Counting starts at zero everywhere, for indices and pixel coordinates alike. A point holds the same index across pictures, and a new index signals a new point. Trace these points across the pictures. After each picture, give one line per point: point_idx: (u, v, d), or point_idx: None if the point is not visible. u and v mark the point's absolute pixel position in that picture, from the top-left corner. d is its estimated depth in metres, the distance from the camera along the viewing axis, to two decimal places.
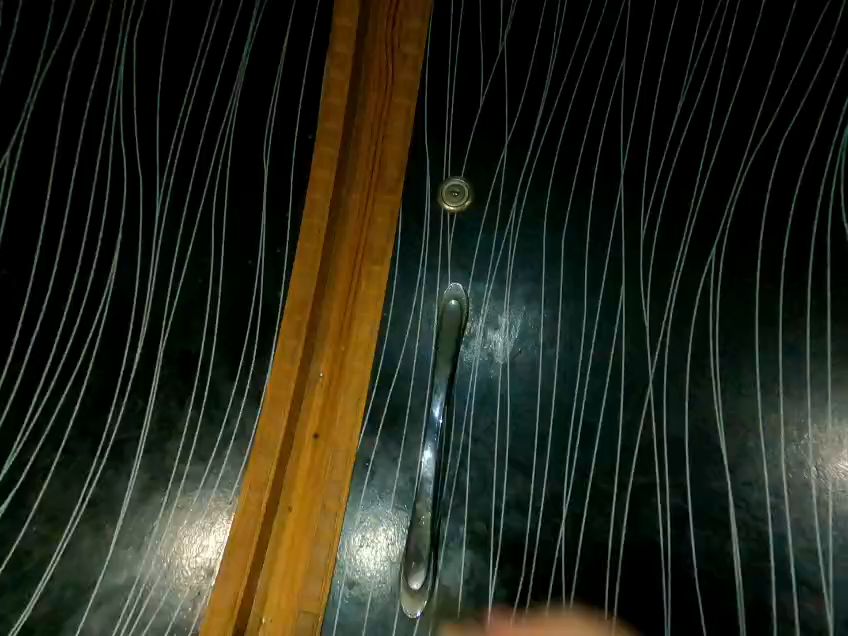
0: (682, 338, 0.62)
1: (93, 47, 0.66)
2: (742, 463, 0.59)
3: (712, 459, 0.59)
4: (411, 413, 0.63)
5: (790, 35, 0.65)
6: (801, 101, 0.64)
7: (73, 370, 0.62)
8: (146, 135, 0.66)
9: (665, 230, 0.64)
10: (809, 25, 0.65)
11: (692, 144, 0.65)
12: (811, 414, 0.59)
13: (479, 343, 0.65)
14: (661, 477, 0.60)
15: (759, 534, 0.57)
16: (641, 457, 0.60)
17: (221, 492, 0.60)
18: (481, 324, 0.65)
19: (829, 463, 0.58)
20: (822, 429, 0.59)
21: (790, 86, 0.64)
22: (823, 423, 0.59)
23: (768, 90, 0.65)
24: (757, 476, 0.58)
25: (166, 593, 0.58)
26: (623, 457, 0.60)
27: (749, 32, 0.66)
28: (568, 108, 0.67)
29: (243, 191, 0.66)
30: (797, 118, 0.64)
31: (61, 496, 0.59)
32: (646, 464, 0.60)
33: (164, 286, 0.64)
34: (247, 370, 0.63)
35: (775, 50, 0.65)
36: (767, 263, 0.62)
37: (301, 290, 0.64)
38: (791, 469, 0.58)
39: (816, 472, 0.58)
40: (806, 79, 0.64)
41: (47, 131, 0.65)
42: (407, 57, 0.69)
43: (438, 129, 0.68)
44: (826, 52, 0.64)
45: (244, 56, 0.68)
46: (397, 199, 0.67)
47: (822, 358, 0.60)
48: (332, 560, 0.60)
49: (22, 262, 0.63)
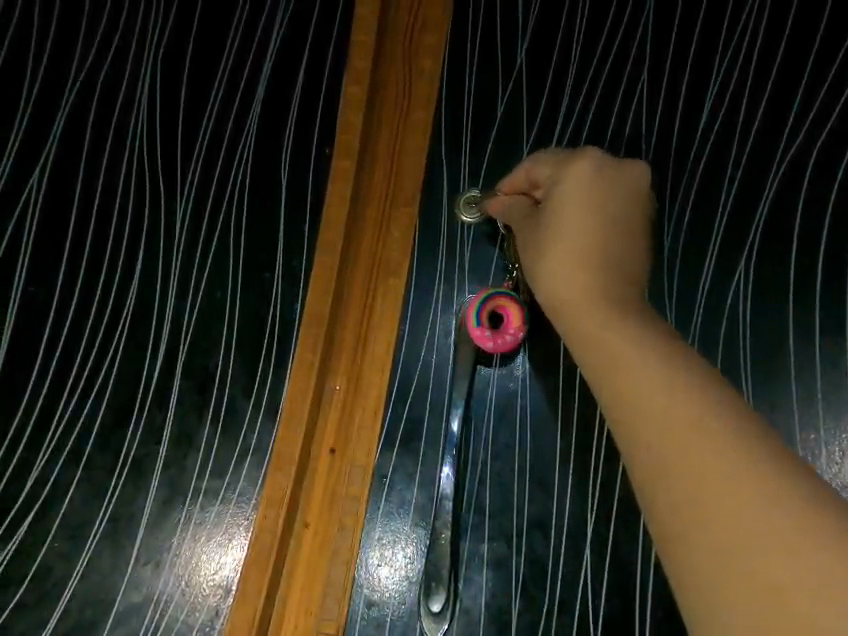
0: (711, 352, 0.60)
1: (120, 69, 0.68)
2: None
3: None
4: (429, 427, 0.62)
5: (822, 41, 0.63)
6: (835, 107, 0.62)
7: (95, 386, 0.62)
8: (169, 153, 0.67)
9: (690, 241, 0.62)
10: (843, 31, 0.63)
11: (718, 153, 0.63)
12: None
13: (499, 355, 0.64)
14: None
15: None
16: None
17: (238, 508, 0.60)
18: None
19: None
20: None
21: (822, 94, 0.62)
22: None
23: (798, 98, 0.63)
24: None
25: (183, 612, 0.57)
26: None
27: (779, 38, 0.64)
28: (588, 119, 0.66)
29: (263, 207, 0.67)
30: (830, 127, 0.62)
31: (82, 512, 0.59)
32: None
33: (183, 301, 0.65)
34: (264, 385, 0.63)
35: (807, 56, 0.63)
36: (801, 275, 0.60)
37: (318, 302, 0.63)
38: None
39: None
40: (839, 86, 0.62)
41: (74, 150, 0.66)
42: (425, 72, 0.69)
43: (456, 142, 0.68)
44: None
45: (265, 74, 0.69)
46: (414, 211, 0.67)
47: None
48: (350, 580, 0.58)
49: (48, 279, 0.64)
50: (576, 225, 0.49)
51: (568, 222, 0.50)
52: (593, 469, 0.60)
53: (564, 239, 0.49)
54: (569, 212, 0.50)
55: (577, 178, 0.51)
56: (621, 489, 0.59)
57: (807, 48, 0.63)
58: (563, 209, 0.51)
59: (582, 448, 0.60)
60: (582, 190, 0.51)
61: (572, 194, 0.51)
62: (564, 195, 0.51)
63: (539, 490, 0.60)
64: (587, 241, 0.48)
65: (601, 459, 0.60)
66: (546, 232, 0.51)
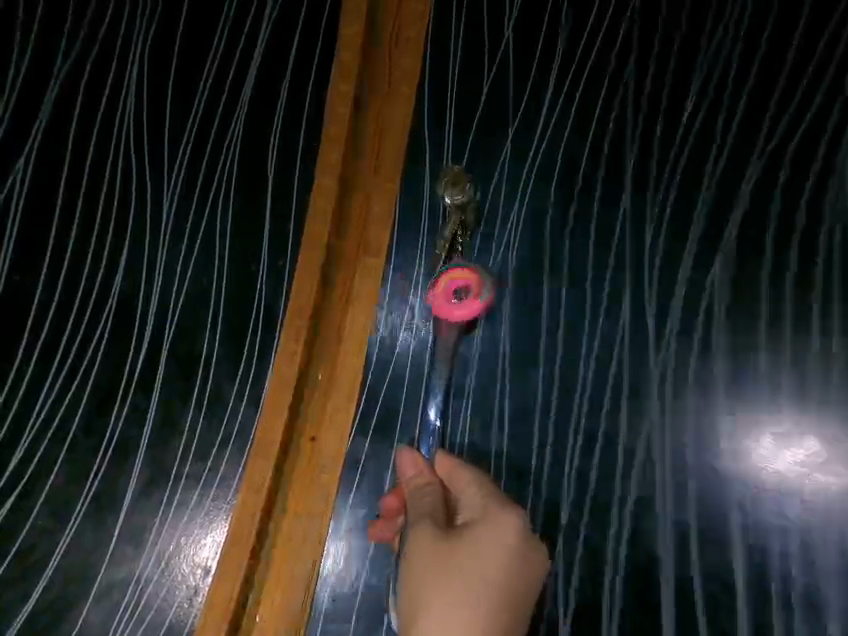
0: (677, 350, 0.63)
1: (108, 56, 0.69)
2: (732, 478, 0.59)
3: (702, 473, 0.60)
4: (406, 419, 0.64)
5: (781, 59, 0.66)
6: (792, 121, 0.65)
7: (81, 368, 0.64)
8: (156, 140, 0.68)
9: (663, 245, 0.65)
10: (801, 48, 0.66)
11: (688, 162, 0.66)
12: (801, 429, 0.59)
13: (483, 354, 0.65)
14: (653, 489, 0.60)
15: (748, 547, 0.57)
16: (634, 468, 0.60)
17: (219, 492, 0.62)
18: (484, 334, 0.66)
19: (813, 479, 0.58)
20: (810, 444, 0.59)
21: (781, 108, 0.65)
22: (810, 437, 0.59)
23: (759, 113, 0.66)
24: (746, 491, 0.59)
25: (163, 590, 0.60)
26: (617, 468, 0.61)
27: (743, 54, 0.67)
28: (567, 123, 0.68)
29: (248, 198, 0.68)
30: (787, 139, 0.65)
31: (68, 491, 0.61)
32: (639, 475, 0.60)
33: (169, 287, 0.66)
34: (248, 373, 0.65)
35: (767, 71, 0.66)
36: (761, 279, 0.63)
37: (302, 294, 0.65)
38: (779, 484, 0.59)
39: (801, 488, 0.58)
40: (796, 103, 0.65)
41: (59, 136, 0.67)
42: (407, 67, 0.70)
43: (438, 138, 0.69)
44: (817, 73, 0.66)
45: (252, 65, 0.69)
46: (392, 204, 0.68)
47: (814, 374, 0.60)
48: (316, 561, 0.61)
49: (35, 262, 0.65)
50: (488, 542, 0.48)
51: (484, 538, 0.48)
52: (565, 465, 0.61)
53: (463, 552, 0.47)
54: (495, 531, 0.49)
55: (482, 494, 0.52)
56: (591, 484, 0.61)
57: (770, 67, 0.66)
58: (491, 523, 0.49)
59: (558, 443, 0.62)
60: (511, 560, 0.48)
61: (498, 512, 0.50)
62: (479, 509, 0.51)
63: (512, 483, 0.61)
64: (496, 576, 0.47)
65: (573, 454, 0.61)
66: (453, 537, 0.49)
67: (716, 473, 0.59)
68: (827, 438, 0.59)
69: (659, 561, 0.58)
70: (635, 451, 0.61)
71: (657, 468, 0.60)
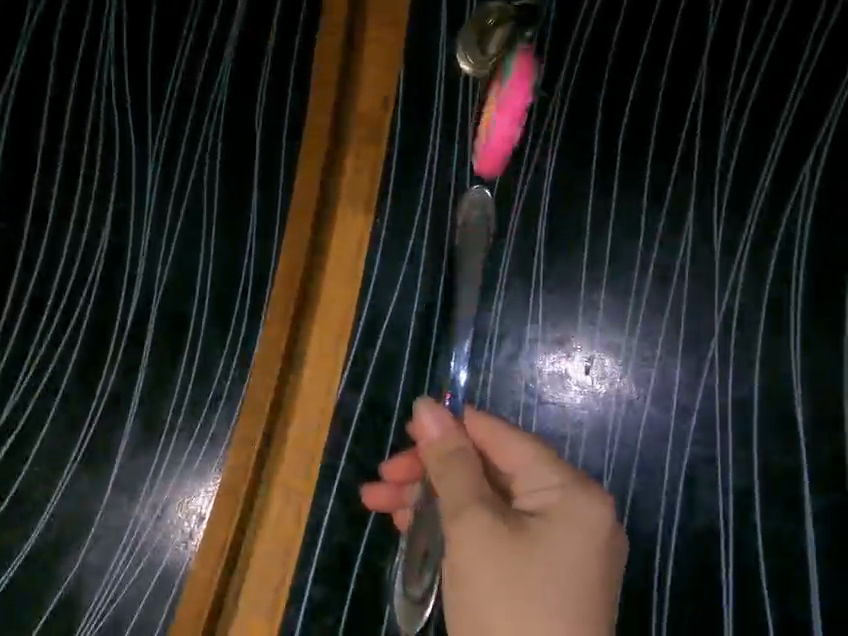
0: (676, 320, 0.61)
1: (84, 1, 0.66)
2: (723, 451, 0.58)
3: (695, 445, 0.59)
4: (406, 386, 0.62)
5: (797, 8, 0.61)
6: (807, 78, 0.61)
7: (70, 322, 0.64)
8: (139, 91, 0.66)
9: (670, 210, 0.62)
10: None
11: (697, 123, 0.62)
12: (797, 401, 0.58)
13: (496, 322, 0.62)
14: (645, 460, 0.59)
15: (737, 519, 0.57)
16: (626, 438, 0.59)
17: (211, 447, 0.62)
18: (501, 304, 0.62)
19: (807, 451, 0.57)
20: (805, 416, 0.58)
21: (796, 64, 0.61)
22: (805, 409, 0.58)
23: (771, 70, 0.62)
24: (738, 463, 0.58)
25: (158, 536, 0.61)
26: (610, 439, 0.60)
27: (761, 2, 0.62)
28: (573, 75, 0.64)
29: (236, 150, 0.65)
30: (800, 97, 0.61)
31: (61, 442, 0.63)
32: (630, 445, 0.59)
33: (158, 242, 0.65)
34: (238, 332, 0.63)
35: (781, 23, 0.62)
36: (769, 247, 0.61)
37: (294, 251, 0.63)
38: (772, 457, 0.58)
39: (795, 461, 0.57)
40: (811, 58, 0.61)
41: (38, 85, 0.66)
42: (393, 11, 0.65)
43: (427, 90, 0.65)
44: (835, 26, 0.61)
45: (237, 11, 0.66)
46: (380, 157, 0.65)
47: (815, 346, 0.59)
48: (302, 514, 0.61)
49: (20, 213, 0.65)
50: (551, 518, 0.49)
51: (563, 533, 0.48)
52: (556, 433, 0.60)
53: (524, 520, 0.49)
54: (563, 511, 0.49)
55: (556, 484, 0.50)
56: (583, 454, 0.60)
57: (789, 19, 0.61)
58: (561, 504, 0.50)
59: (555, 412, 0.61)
60: (566, 539, 0.48)
61: (573, 498, 0.49)
62: (552, 499, 0.50)
63: None
64: (550, 547, 0.47)
65: (568, 423, 0.60)
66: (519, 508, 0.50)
67: (708, 444, 0.59)
68: (824, 410, 0.58)
69: (648, 530, 0.58)
70: (631, 421, 0.60)
71: (650, 438, 0.59)
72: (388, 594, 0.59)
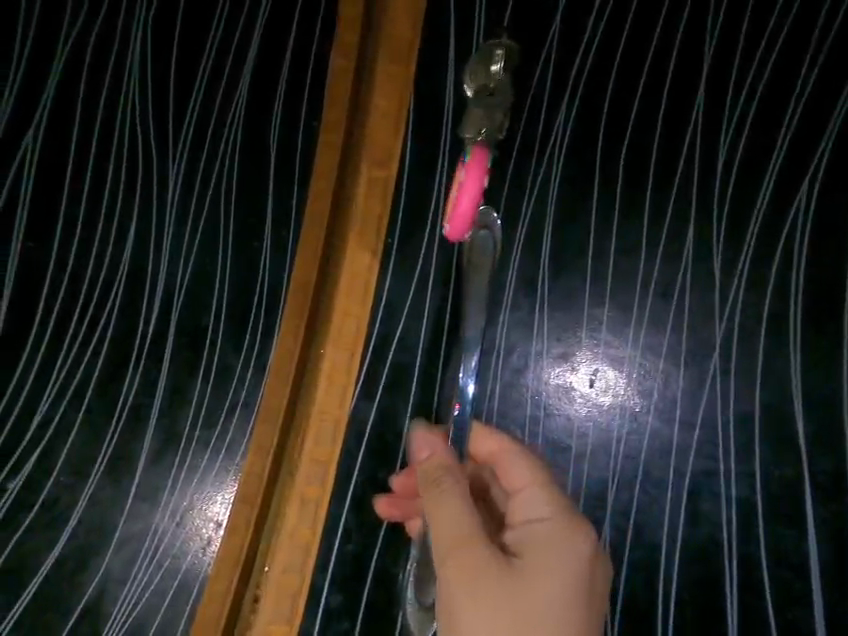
0: (681, 333, 0.62)
1: (111, 28, 0.69)
2: (730, 463, 0.59)
3: (700, 457, 0.59)
4: (414, 397, 0.64)
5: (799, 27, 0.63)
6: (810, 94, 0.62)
7: (94, 336, 0.67)
8: (160, 114, 0.69)
9: (673, 224, 0.63)
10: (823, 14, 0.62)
11: (699, 138, 0.63)
12: (803, 414, 0.59)
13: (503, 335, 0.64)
14: (651, 471, 0.60)
15: (743, 530, 0.57)
16: (632, 450, 0.60)
17: (227, 456, 0.64)
18: (505, 315, 0.64)
19: (812, 464, 0.58)
20: (811, 429, 0.58)
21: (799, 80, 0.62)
22: (812, 422, 0.59)
23: (775, 86, 0.63)
24: (743, 475, 0.59)
25: (178, 541, 0.64)
26: (616, 450, 0.61)
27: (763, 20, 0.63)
28: (577, 94, 0.65)
29: (252, 171, 0.68)
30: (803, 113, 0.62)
31: (86, 451, 0.65)
32: (636, 457, 0.60)
33: (177, 259, 0.67)
34: (253, 346, 0.66)
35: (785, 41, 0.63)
36: (772, 261, 0.61)
37: (306, 265, 0.66)
38: (778, 470, 0.58)
39: (801, 473, 0.58)
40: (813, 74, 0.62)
41: (66, 108, 0.68)
42: (405, 39, 0.69)
43: (437, 110, 0.68)
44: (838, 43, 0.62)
45: (254, 38, 0.69)
46: (391, 176, 0.68)
47: (819, 359, 0.59)
48: (316, 521, 0.63)
49: (46, 233, 0.67)
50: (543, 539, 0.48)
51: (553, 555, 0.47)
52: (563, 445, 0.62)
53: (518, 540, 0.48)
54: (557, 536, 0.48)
55: (552, 513, 0.50)
56: (589, 465, 0.61)
57: (788, 34, 0.63)
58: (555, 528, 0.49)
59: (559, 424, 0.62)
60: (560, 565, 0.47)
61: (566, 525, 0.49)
62: (549, 527, 0.49)
63: None
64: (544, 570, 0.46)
65: (573, 435, 0.61)
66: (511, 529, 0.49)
67: (714, 456, 0.59)
68: (829, 423, 0.58)
69: (654, 540, 0.59)
70: (636, 431, 0.61)
71: (655, 449, 0.60)
72: (399, 599, 0.61)
